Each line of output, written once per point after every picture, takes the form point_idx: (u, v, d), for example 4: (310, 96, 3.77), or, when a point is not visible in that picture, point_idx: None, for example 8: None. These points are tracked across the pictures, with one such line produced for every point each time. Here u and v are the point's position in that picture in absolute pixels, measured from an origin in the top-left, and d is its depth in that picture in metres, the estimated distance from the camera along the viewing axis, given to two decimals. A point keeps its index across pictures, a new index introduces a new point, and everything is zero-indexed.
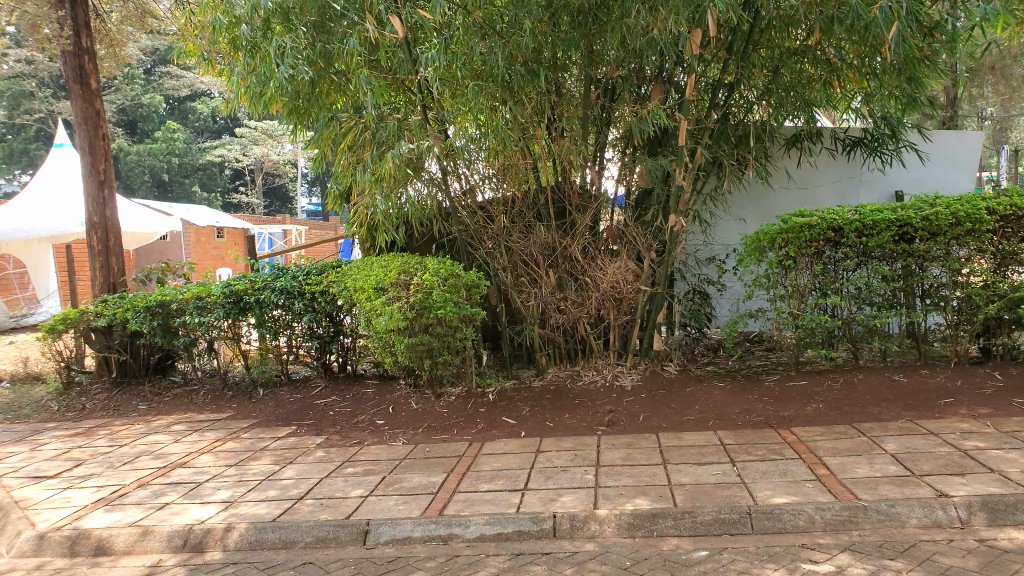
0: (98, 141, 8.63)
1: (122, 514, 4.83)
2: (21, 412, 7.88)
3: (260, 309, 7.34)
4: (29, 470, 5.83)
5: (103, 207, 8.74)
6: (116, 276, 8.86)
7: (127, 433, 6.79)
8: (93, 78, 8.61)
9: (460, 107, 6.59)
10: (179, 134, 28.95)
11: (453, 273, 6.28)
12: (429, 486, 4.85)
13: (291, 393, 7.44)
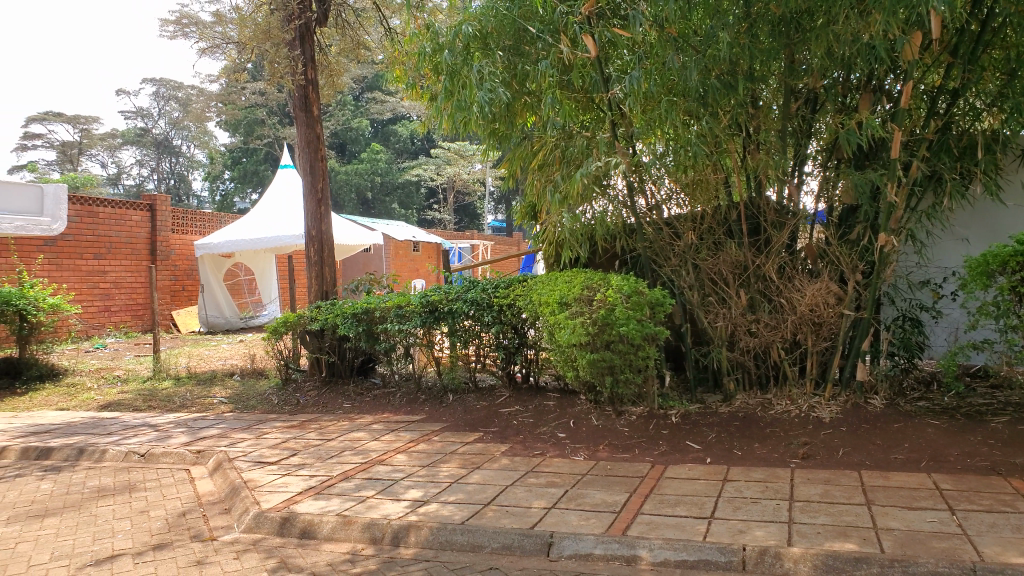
0: (318, 162, 9.42)
1: (329, 503, 5.20)
2: (248, 402, 8.79)
3: (453, 319, 7.67)
4: (252, 456, 6.46)
5: (319, 222, 9.52)
6: (329, 285, 9.64)
7: (333, 429, 7.33)
8: (315, 107, 9.47)
9: (650, 123, 6.41)
10: (382, 155, 31.11)
11: (638, 290, 6.14)
12: (611, 504, 4.80)
13: (478, 401, 7.67)
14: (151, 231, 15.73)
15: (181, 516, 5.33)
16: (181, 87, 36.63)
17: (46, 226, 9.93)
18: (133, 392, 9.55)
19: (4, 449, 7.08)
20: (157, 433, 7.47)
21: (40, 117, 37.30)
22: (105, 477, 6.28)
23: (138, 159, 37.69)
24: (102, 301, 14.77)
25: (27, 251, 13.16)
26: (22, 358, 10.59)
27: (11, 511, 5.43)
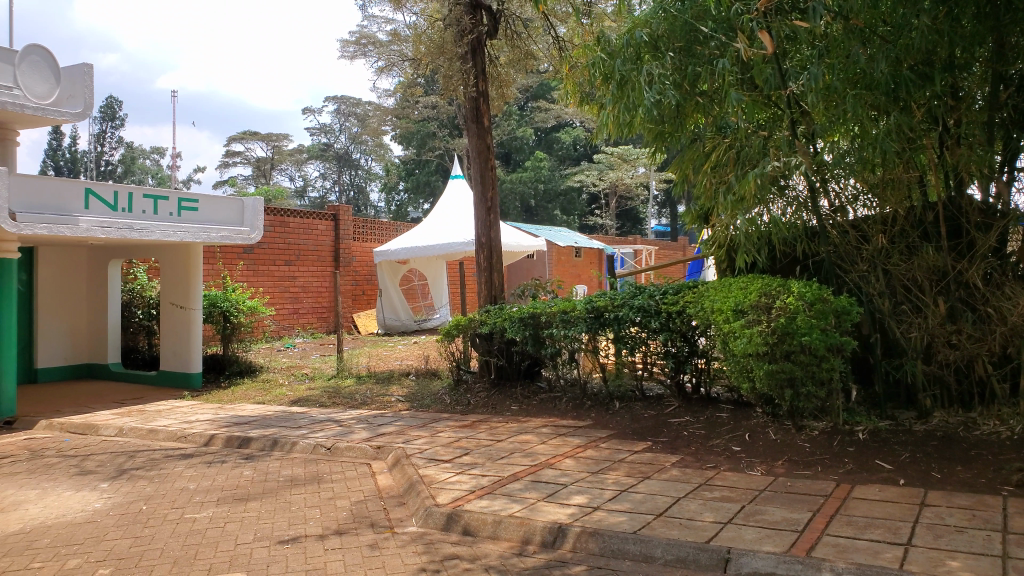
0: (488, 171, 9.68)
1: (500, 503, 5.30)
2: (422, 402, 9.18)
3: (618, 326, 7.61)
4: (427, 453, 6.73)
5: (489, 229, 9.78)
6: (498, 290, 9.85)
7: (502, 430, 7.50)
8: (486, 117, 9.74)
9: (833, 121, 6.13)
10: (545, 163, 31.52)
11: (821, 297, 5.83)
12: (793, 523, 4.55)
13: (645, 410, 7.56)
14: (335, 239, 16.93)
15: (364, 507, 5.63)
16: (359, 104, 39.26)
17: (246, 235, 10.87)
18: (320, 389, 10.28)
19: (212, 437, 7.83)
20: (341, 428, 7.99)
21: (240, 136, 41.22)
22: (297, 468, 6.78)
23: (322, 173, 40.60)
24: (292, 304, 16.02)
25: (231, 259, 14.52)
26: (225, 355, 11.70)
27: (219, 494, 5.99)
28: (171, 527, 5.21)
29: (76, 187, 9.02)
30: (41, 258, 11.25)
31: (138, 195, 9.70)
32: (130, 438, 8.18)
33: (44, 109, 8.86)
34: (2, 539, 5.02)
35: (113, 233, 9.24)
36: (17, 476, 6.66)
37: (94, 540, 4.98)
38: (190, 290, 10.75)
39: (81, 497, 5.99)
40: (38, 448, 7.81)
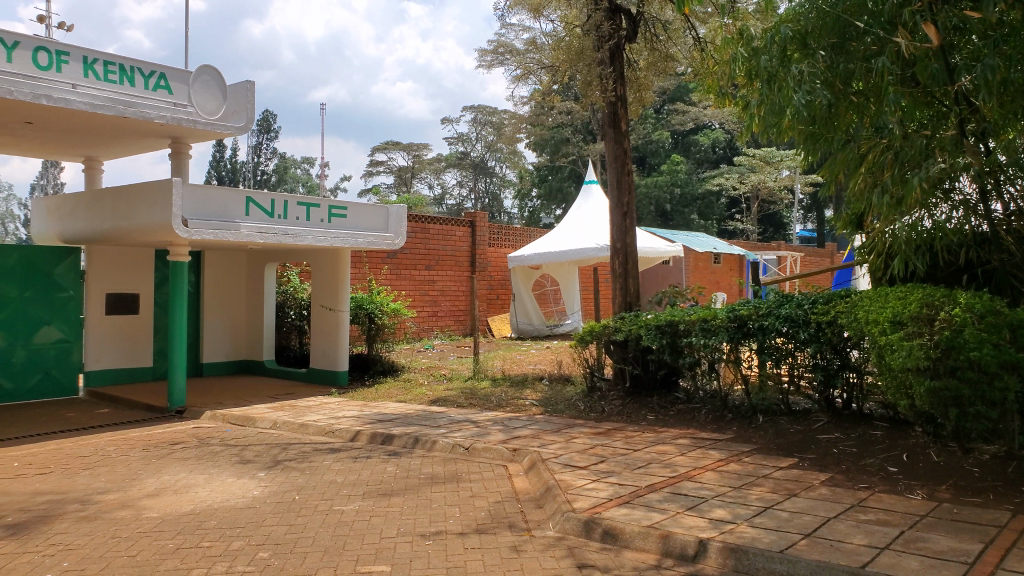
0: (625, 176, 9.57)
1: (638, 512, 5.22)
2: (557, 407, 9.22)
3: (762, 336, 7.33)
4: (564, 459, 6.73)
5: (625, 235, 9.67)
6: (633, 297, 9.73)
7: (639, 439, 7.39)
8: (624, 121, 9.66)
9: (1009, 117, 5.68)
10: (681, 166, 30.87)
11: (993, 309, 5.39)
12: (961, 553, 4.20)
13: (791, 425, 7.27)
14: (471, 245, 17.35)
15: (502, 508, 5.71)
16: (495, 112, 40.18)
17: (390, 241, 11.36)
18: (457, 390, 10.54)
19: (358, 433, 8.21)
20: (478, 429, 8.15)
21: (382, 146, 43.11)
22: (437, 466, 6.97)
23: (459, 180, 41.76)
24: (431, 307, 16.51)
25: (376, 263, 15.15)
26: (370, 354, 12.25)
27: (365, 488, 6.26)
28: (322, 517, 5.49)
29: (238, 196, 9.68)
30: (208, 261, 12.20)
31: (292, 203, 10.30)
32: (285, 430, 8.72)
33: (212, 125, 9.64)
34: (176, 518, 5.48)
35: (270, 238, 9.87)
36: (187, 462, 7.25)
37: (254, 524, 5.33)
38: (339, 292, 11.33)
39: (242, 484, 6.43)
40: (205, 436, 8.47)
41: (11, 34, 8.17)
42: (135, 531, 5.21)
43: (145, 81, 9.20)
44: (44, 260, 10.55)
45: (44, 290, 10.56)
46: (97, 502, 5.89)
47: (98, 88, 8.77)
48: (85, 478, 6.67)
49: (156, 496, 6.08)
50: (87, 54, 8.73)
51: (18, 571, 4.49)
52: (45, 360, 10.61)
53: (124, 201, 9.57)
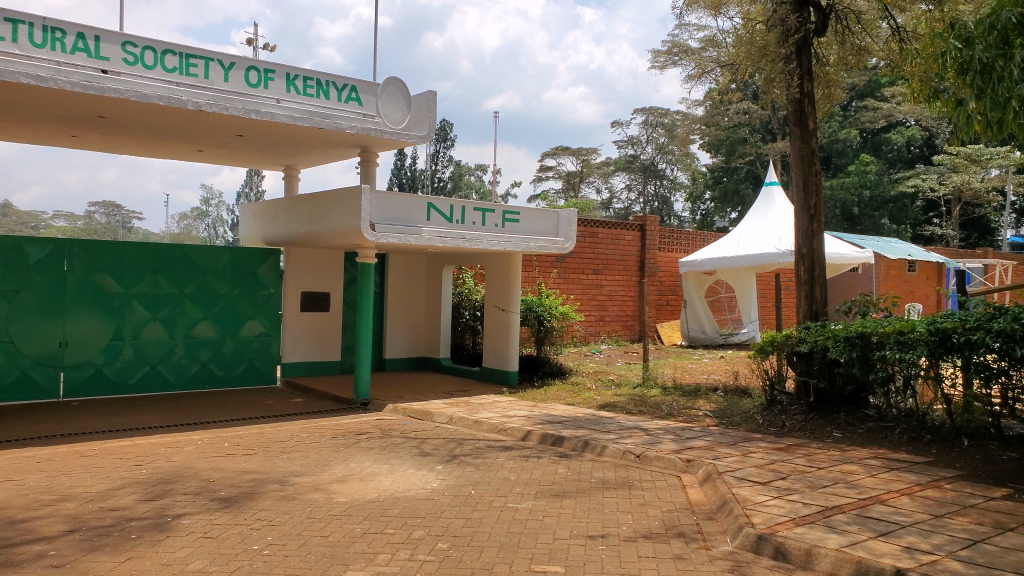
0: (811, 177, 9.06)
1: (824, 533, 4.90)
2: (733, 419, 8.88)
3: (968, 352, 6.62)
4: (740, 473, 6.46)
5: (811, 239, 9.15)
6: (819, 305, 9.17)
7: (823, 457, 6.96)
8: (811, 119, 9.14)
9: None
10: (871, 167, 28.76)
11: None
12: None
13: (1003, 452, 6.58)
14: (642, 249, 17.12)
15: (676, 518, 5.56)
16: (667, 114, 39.50)
17: (560, 245, 11.49)
18: (626, 396, 10.44)
19: (529, 433, 8.34)
20: (650, 437, 8.02)
21: (553, 151, 43.66)
22: (608, 471, 6.93)
23: (628, 183, 41.46)
24: (599, 311, 16.51)
25: (546, 267, 15.34)
26: (539, 356, 12.43)
27: (538, 488, 6.34)
28: (496, 513, 5.62)
29: (420, 202, 10.15)
30: (391, 263, 12.89)
31: (470, 208, 10.64)
32: (459, 426, 9.03)
33: (397, 134, 10.18)
34: (362, 504, 5.82)
35: (449, 242, 10.27)
36: (372, 451, 7.69)
37: (433, 516, 5.56)
38: (511, 294, 11.58)
39: (421, 475, 6.73)
40: (386, 428, 8.95)
41: (228, 56, 9.05)
42: (327, 513, 5.59)
43: (338, 94, 9.84)
44: (250, 260, 11.62)
45: (250, 288, 11.63)
46: (294, 484, 6.39)
47: (298, 101, 9.52)
48: (283, 461, 7.26)
49: (345, 481, 6.50)
50: (290, 70, 9.49)
51: (230, 541, 4.96)
52: (250, 351, 11.67)
53: (319, 206, 10.33)
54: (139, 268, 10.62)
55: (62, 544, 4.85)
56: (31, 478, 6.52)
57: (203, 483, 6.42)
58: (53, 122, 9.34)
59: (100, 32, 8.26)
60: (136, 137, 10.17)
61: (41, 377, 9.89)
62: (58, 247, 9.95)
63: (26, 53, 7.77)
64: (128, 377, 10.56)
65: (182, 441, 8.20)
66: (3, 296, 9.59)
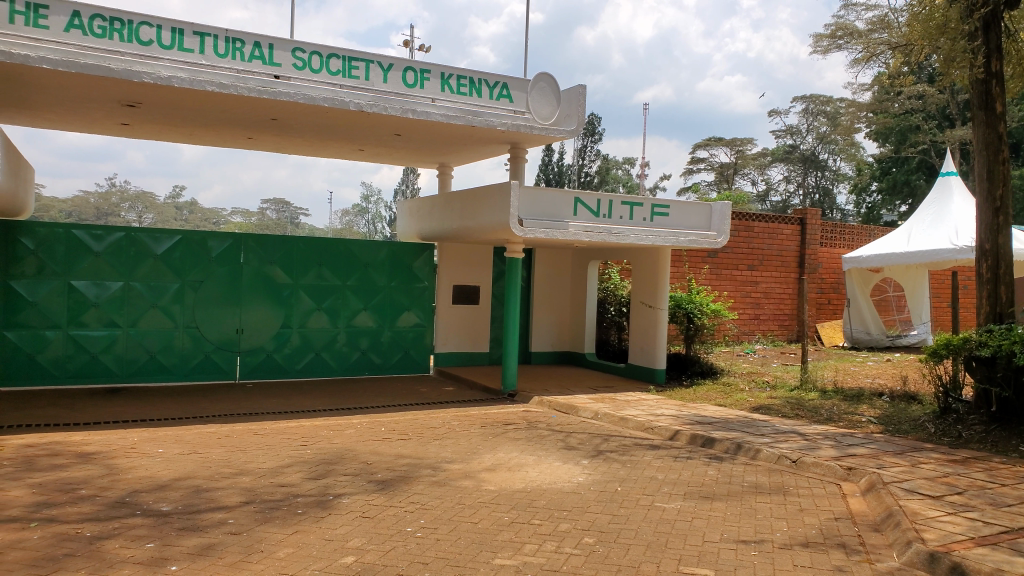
0: (998, 166, 8.26)
1: (1009, 557, 4.44)
2: (900, 426, 8.26)
3: None
4: (909, 484, 6.00)
5: (996, 234, 8.33)
6: (1004, 306, 8.34)
7: (1006, 473, 6.33)
8: (999, 102, 8.32)
9: None
10: None
11: None
12: None
13: None
14: (801, 245, 16.29)
15: (836, 528, 5.24)
16: (829, 101, 37.29)
17: (712, 239, 11.13)
18: (782, 399, 9.97)
19: (677, 432, 8.15)
20: (807, 442, 7.62)
21: (704, 143, 42.44)
22: (761, 476, 6.65)
23: (786, 175, 39.55)
24: (753, 309, 15.88)
25: (697, 262, 14.94)
26: (688, 354, 12.14)
27: (686, 488, 6.19)
28: (643, 511, 5.55)
29: (567, 196, 10.16)
30: (539, 258, 13.03)
31: (617, 202, 10.53)
32: (605, 422, 8.99)
33: (546, 129, 10.25)
34: (510, 494, 5.93)
35: (595, 237, 10.23)
36: (519, 442, 7.81)
37: (579, 510, 5.56)
38: (660, 291, 11.37)
39: (567, 469, 6.76)
40: (533, 420, 9.07)
41: (387, 57, 9.46)
42: (476, 501, 5.74)
43: (490, 92, 10.05)
44: (406, 254, 12.13)
45: (406, 281, 12.15)
46: (445, 470, 6.62)
47: (452, 100, 9.81)
48: (435, 447, 7.52)
49: (494, 470, 6.64)
50: (444, 70, 9.79)
51: (386, 521, 5.20)
52: (405, 341, 12.18)
53: (470, 202, 10.59)
54: (307, 260, 11.37)
55: (239, 514, 5.28)
56: (213, 452, 7.16)
57: (362, 465, 6.78)
58: (233, 126, 10.18)
59: (274, 40, 8.88)
60: (305, 137, 10.86)
61: (222, 359, 10.80)
62: (236, 241, 10.84)
63: (212, 63, 8.53)
64: (295, 362, 11.33)
65: (343, 424, 8.70)
66: (190, 285, 10.58)
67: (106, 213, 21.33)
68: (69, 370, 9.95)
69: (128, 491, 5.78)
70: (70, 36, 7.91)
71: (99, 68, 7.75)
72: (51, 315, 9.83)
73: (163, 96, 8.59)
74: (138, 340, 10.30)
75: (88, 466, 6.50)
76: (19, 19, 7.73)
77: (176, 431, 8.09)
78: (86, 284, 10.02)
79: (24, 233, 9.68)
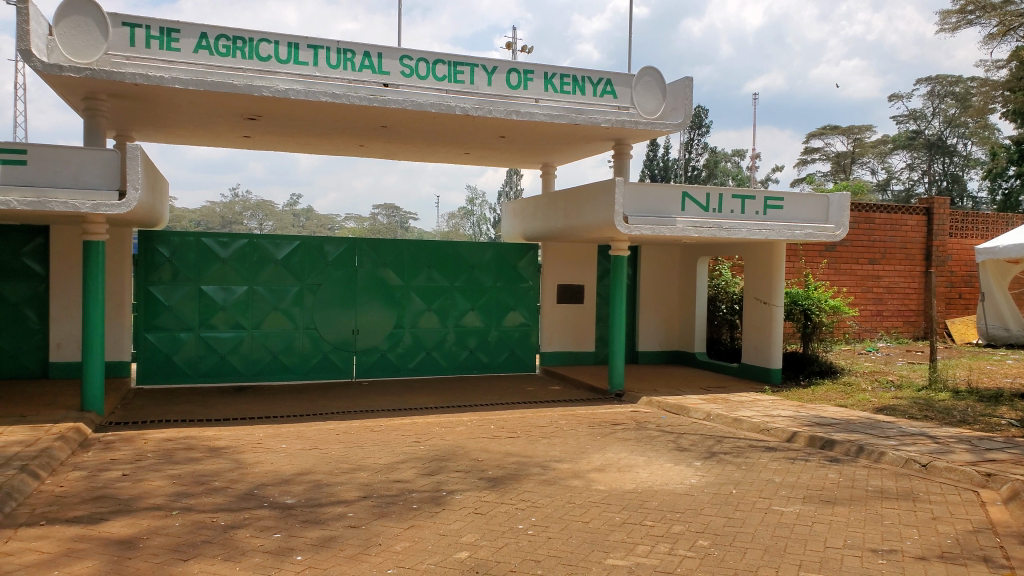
0: None
1: None
2: None
3: None
4: None
5: None
6: None
7: None
8: None
9: None
10: None
11: None
12: None
13: None
14: (927, 235, 15.36)
15: (974, 539, 4.91)
16: (957, 82, 34.86)
17: (830, 232, 10.65)
18: (909, 399, 9.41)
19: (794, 434, 7.85)
20: (938, 445, 7.16)
21: (819, 132, 40.72)
22: (887, 480, 6.30)
23: (909, 162, 37.37)
24: (876, 306, 15.08)
25: (813, 256, 14.33)
26: (806, 353, 11.68)
27: (805, 492, 5.95)
28: (760, 515, 5.37)
29: (674, 191, 9.98)
30: (646, 255, 12.88)
31: (727, 196, 10.25)
32: (718, 423, 8.76)
33: (652, 123, 10.00)
34: (621, 494, 5.88)
35: (705, 232, 9.95)
36: (629, 442, 7.73)
37: (693, 511, 5.45)
38: (774, 286, 10.99)
39: (679, 470, 6.63)
40: (642, 420, 8.96)
41: (491, 61, 9.59)
42: (587, 500, 5.73)
43: (593, 88, 10.02)
44: (511, 255, 12.24)
45: (513, 280, 12.27)
46: (554, 469, 6.63)
47: (555, 99, 9.83)
48: (544, 446, 7.56)
49: (603, 470, 6.60)
50: (548, 70, 9.81)
51: (497, 518, 5.27)
52: (512, 340, 12.30)
53: (575, 200, 10.56)
54: (417, 263, 11.67)
55: (358, 508, 5.49)
56: (332, 448, 7.47)
57: (473, 462, 6.89)
58: (346, 135, 10.57)
59: (383, 49, 9.17)
60: (413, 143, 11.13)
61: (339, 359, 11.24)
62: (351, 245, 11.25)
63: (325, 74, 8.91)
64: (408, 361, 11.65)
65: (454, 421, 8.87)
66: (309, 288, 11.07)
67: (231, 221, 22.62)
68: (201, 370, 10.62)
69: (256, 484, 6.11)
70: (199, 56, 8.48)
71: (223, 85, 8.21)
72: (184, 318, 10.52)
73: (282, 108, 9.02)
74: (262, 341, 10.86)
75: (219, 460, 6.92)
76: (154, 44, 8.31)
77: (298, 427, 8.48)
78: (214, 289, 10.66)
79: (160, 242, 10.41)
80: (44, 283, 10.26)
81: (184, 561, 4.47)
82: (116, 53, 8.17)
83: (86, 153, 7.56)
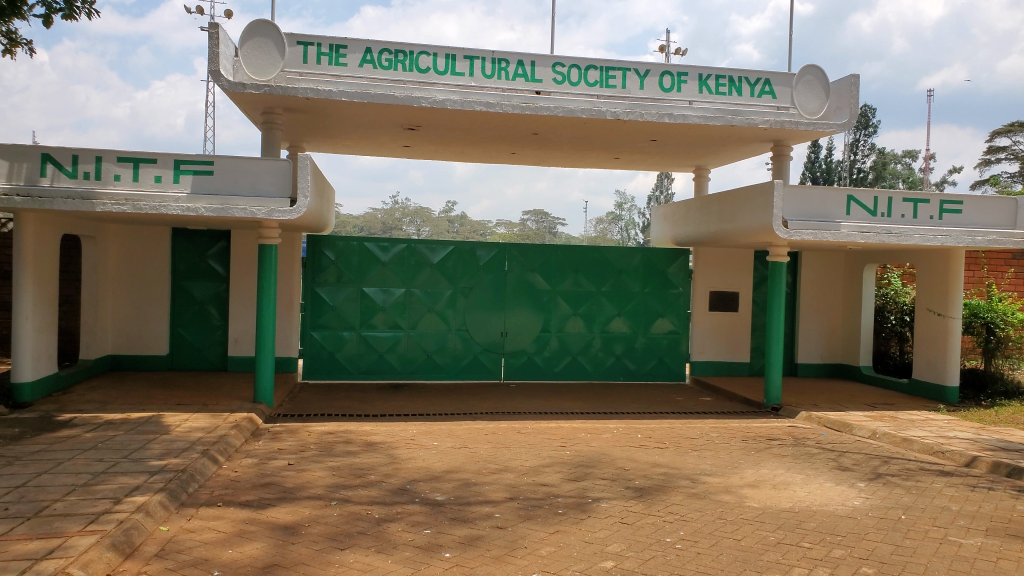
0: None
1: None
2: None
3: None
4: None
5: None
6: None
7: None
8: None
9: None
10: None
11: None
12: None
13: None
14: None
15: None
16: None
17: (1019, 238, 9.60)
18: None
19: (974, 459, 7.13)
20: None
21: (1006, 129, 37.00)
22: None
23: None
24: None
25: (998, 265, 13.01)
26: (987, 371, 10.65)
27: (988, 524, 5.37)
28: (934, 545, 4.91)
29: (839, 194, 9.38)
30: (806, 261, 12.20)
31: (898, 199, 9.51)
32: (885, 443, 8.12)
33: (813, 124, 9.32)
34: (777, 512, 5.57)
35: (873, 237, 9.27)
36: (785, 459, 7.32)
37: (855, 536, 5.07)
38: (950, 297, 10.08)
39: (841, 491, 6.20)
40: (800, 436, 8.46)
41: (643, 64, 9.43)
42: (739, 517, 5.47)
43: (751, 89, 9.64)
44: (661, 261, 12.00)
45: (661, 286, 12.02)
46: (704, 482, 6.40)
47: (710, 101, 9.55)
48: (694, 458, 7.32)
49: (757, 487, 6.29)
50: (702, 70, 9.55)
51: (644, 529, 5.15)
52: (660, 348, 12.05)
53: (729, 204, 10.20)
54: (564, 267, 11.69)
55: (505, 510, 5.54)
56: (480, 448, 7.60)
57: (619, 470, 6.79)
58: (499, 142, 10.76)
59: (536, 57, 9.31)
60: (563, 149, 11.20)
61: (489, 361, 11.46)
62: (502, 250, 11.43)
63: (480, 84, 9.14)
64: (554, 365, 11.70)
65: (601, 428, 8.78)
66: (462, 291, 11.37)
67: (390, 227, 23.67)
68: (361, 367, 11.18)
69: (408, 480, 6.32)
70: (363, 70, 8.93)
71: (385, 97, 8.57)
72: (347, 318, 11.11)
73: (439, 118, 9.32)
74: (417, 341, 11.28)
75: (374, 455, 7.23)
76: (324, 60, 8.86)
77: (448, 426, 8.71)
78: (374, 290, 11.19)
79: (326, 245, 11.05)
80: (225, 283, 11.22)
81: (341, 549, 4.69)
82: (292, 70, 8.77)
83: (261, 163, 8.15)
